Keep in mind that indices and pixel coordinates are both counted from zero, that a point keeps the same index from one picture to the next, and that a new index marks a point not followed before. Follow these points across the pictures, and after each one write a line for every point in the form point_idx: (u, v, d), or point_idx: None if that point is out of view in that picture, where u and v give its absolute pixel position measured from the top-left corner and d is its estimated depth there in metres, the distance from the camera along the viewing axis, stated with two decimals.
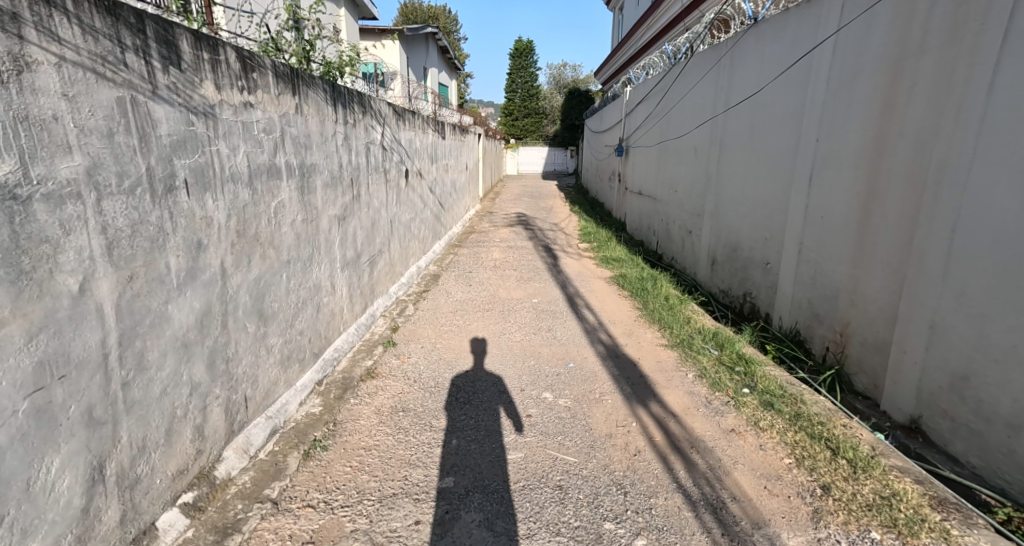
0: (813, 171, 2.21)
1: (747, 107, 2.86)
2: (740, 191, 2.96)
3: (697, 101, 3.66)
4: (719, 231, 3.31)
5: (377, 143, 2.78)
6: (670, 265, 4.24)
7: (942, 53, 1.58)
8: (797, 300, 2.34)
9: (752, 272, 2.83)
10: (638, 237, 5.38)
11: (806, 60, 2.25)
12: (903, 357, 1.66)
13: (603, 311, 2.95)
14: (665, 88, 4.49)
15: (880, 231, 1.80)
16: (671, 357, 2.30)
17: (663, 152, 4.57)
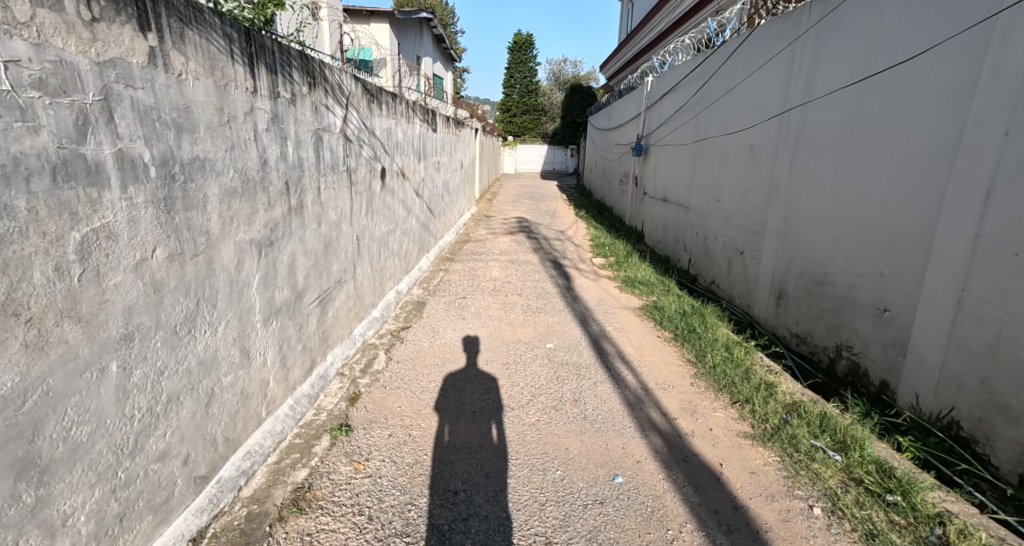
0: (1001, 187, 1.57)
1: (852, 93, 2.18)
2: (831, 204, 2.29)
3: (757, 88, 2.96)
4: (787, 257, 2.60)
5: (337, 131, 1.99)
6: (709, 290, 3.55)
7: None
8: (954, 373, 1.71)
9: (852, 317, 2.16)
10: (663, 252, 4.63)
11: (993, 25, 1.60)
12: None
13: (645, 368, 2.34)
14: (703, 74, 3.77)
15: None
16: (770, 464, 1.72)
17: (697, 153, 3.87)
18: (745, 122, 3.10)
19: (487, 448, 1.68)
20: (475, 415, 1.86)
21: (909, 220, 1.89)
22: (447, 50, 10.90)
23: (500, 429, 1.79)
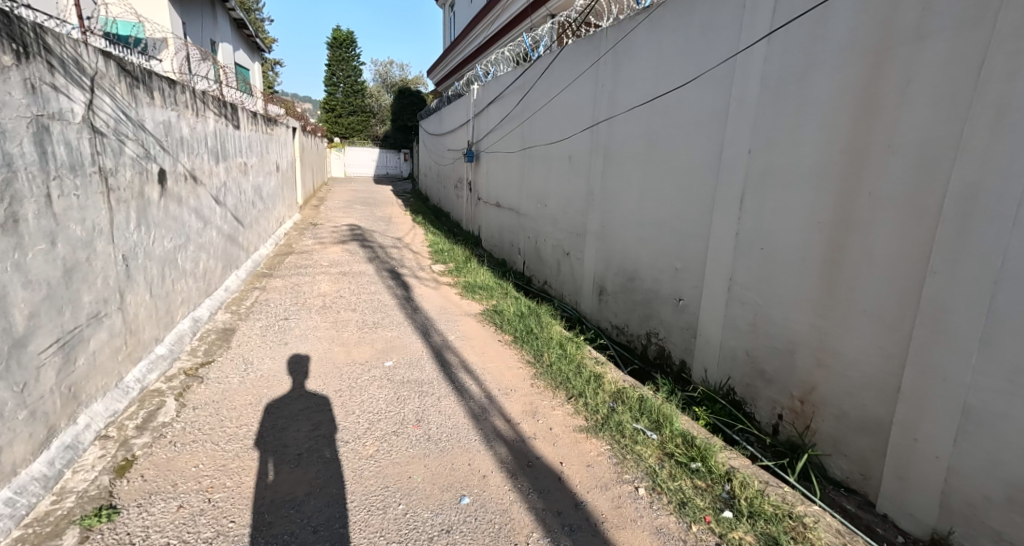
0: (756, 193, 2.34)
1: (647, 115, 3.04)
2: (641, 203, 3.13)
3: (571, 100, 3.78)
4: (607, 258, 3.48)
5: (72, 121, 1.67)
6: (543, 288, 4.28)
7: (944, 80, 1.71)
8: (731, 348, 2.52)
9: (659, 308, 3.01)
10: (500, 256, 5.15)
11: (736, 63, 2.41)
12: (916, 447, 1.78)
13: (491, 376, 2.60)
14: (524, 86, 4.49)
15: (862, 267, 1.94)
16: (601, 451, 2.10)
17: (517, 167, 4.79)
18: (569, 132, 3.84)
19: (315, 497, 1.66)
20: (300, 459, 1.82)
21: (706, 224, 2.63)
22: (251, 37, 9.89)
23: (338, 470, 1.79)
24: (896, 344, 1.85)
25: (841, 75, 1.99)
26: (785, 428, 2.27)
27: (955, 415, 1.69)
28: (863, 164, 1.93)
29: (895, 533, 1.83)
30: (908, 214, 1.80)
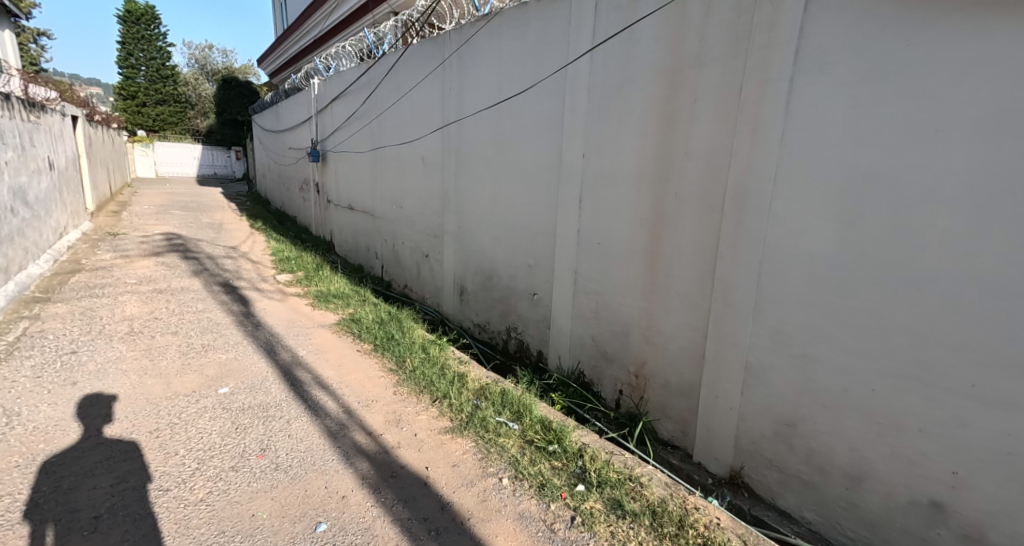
0: (593, 189, 4.17)
1: (497, 115, 4.84)
2: (493, 192, 4.96)
3: (421, 97, 5.61)
4: (467, 259, 5.32)
5: None
6: (403, 290, 6.33)
7: (713, 105, 3.48)
8: (579, 335, 4.41)
9: (519, 304, 4.87)
10: (357, 261, 7.25)
11: (568, 71, 4.27)
12: (722, 406, 3.61)
13: (356, 396, 4.14)
14: (374, 77, 6.27)
15: (675, 260, 3.77)
16: (464, 447, 3.69)
17: (393, 162, 6.14)
18: (420, 133, 5.69)
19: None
20: (99, 519, 2.66)
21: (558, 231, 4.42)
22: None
23: (169, 516, 2.74)
24: (698, 314, 3.69)
25: (649, 97, 3.82)
26: (626, 402, 4.19)
27: (738, 369, 3.50)
28: (671, 166, 3.73)
29: (707, 476, 3.72)
30: (701, 198, 3.60)
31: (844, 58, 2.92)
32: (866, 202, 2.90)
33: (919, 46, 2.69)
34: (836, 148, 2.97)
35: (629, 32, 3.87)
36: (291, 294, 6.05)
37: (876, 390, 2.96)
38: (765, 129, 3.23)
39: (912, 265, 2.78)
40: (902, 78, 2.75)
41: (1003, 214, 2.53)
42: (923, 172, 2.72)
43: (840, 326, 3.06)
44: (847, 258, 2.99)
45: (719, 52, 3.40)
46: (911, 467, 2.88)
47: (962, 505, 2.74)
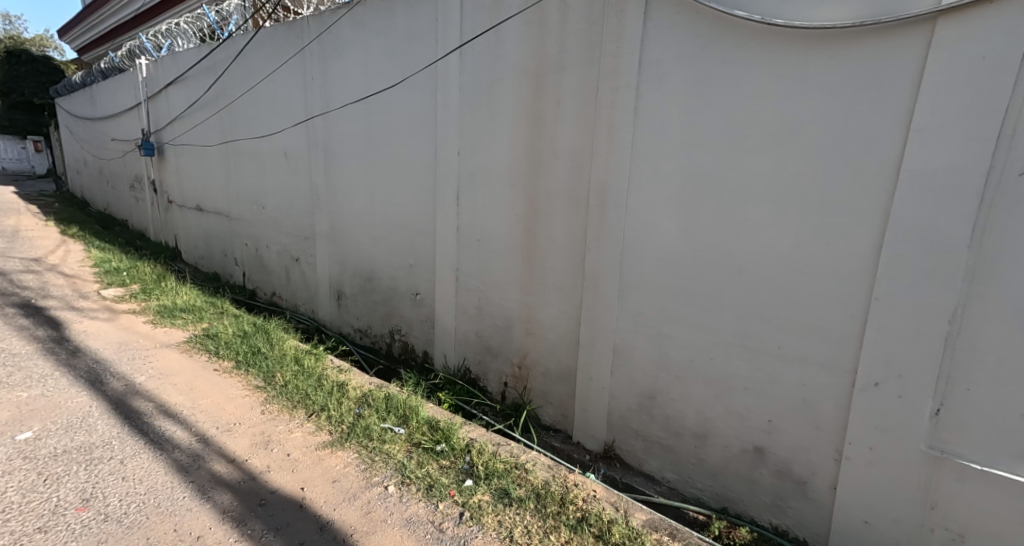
0: (469, 187, 4.27)
1: (366, 110, 4.79)
2: (366, 188, 4.92)
3: (281, 86, 5.40)
4: (343, 260, 5.26)
5: None
6: (276, 303, 6.09)
7: (575, 108, 3.78)
8: (463, 331, 4.53)
9: (400, 304, 4.91)
10: (215, 271, 6.82)
11: (437, 67, 4.32)
12: (597, 386, 3.92)
13: (218, 421, 3.85)
14: (226, 63, 5.90)
15: (548, 254, 4.00)
16: (346, 459, 3.60)
17: (252, 159, 5.90)
18: (279, 128, 5.52)
19: None
20: None
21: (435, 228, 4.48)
22: None
23: None
24: (571, 303, 3.96)
25: (517, 96, 4.02)
26: (512, 393, 4.41)
27: (608, 351, 3.84)
28: (541, 164, 3.96)
29: (585, 454, 4.03)
30: (569, 195, 3.87)
31: (677, 70, 3.34)
32: (700, 198, 3.34)
33: (731, 64, 3.15)
34: (676, 149, 3.39)
35: (494, 32, 4.04)
36: (122, 313, 5.30)
37: (714, 358, 3.43)
38: (619, 132, 3.59)
39: (736, 250, 3.25)
40: (723, 90, 3.19)
41: (794, 204, 3.03)
42: (739, 170, 3.19)
43: (687, 306, 3.48)
44: (689, 246, 3.42)
45: (578, 59, 3.70)
46: (740, 420, 3.37)
47: (776, 447, 3.26)
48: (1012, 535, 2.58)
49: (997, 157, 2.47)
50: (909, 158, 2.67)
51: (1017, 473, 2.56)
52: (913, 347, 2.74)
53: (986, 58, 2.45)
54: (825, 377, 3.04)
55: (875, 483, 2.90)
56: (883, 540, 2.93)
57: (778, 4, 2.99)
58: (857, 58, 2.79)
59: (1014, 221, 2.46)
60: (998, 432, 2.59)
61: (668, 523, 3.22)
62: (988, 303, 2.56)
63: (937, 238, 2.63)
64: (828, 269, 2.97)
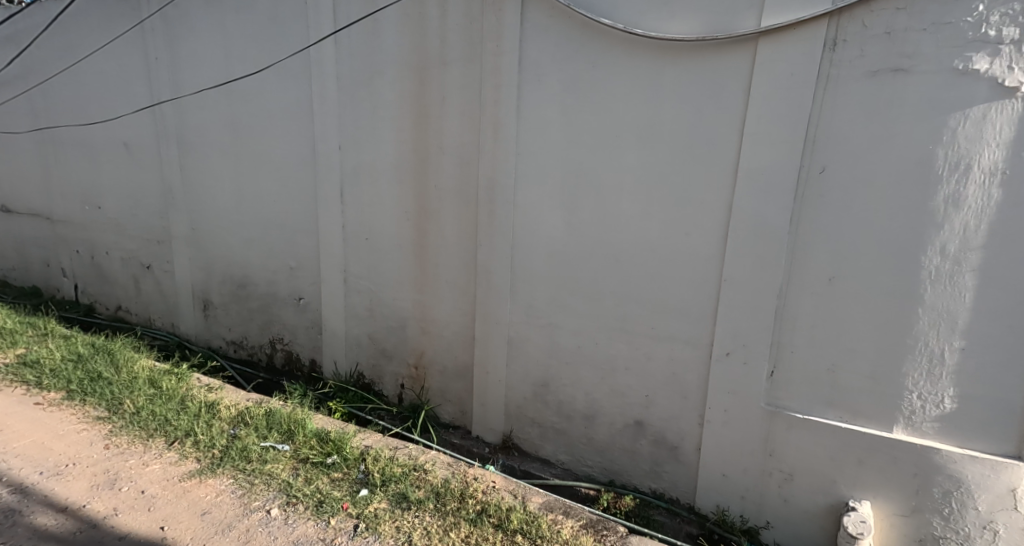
0: (353, 185, 4.30)
1: (225, 97, 4.71)
2: (235, 183, 4.85)
3: (128, 70, 5.13)
4: (212, 264, 5.16)
5: None
6: (133, 324, 5.74)
7: (459, 105, 3.81)
8: (355, 335, 4.55)
9: (283, 312, 4.87)
10: (55, 292, 6.27)
11: (313, 54, 4.24)
12: (492, 378, 4.04)
13: (48, 466, 3.41)
14: (54, 43, 5.52)
15: (439, 250, 4.08)
16: (218, 487, 3.31)
17: (87, 151, 5.60)
18: (124, 114, 5.28)
19: None
20: None
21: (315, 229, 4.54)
22: None
23: None
24: (463, 299, 4.06)
25: (398, 91, 4.01)
26: (408, 394, 4.44)
27: (503, 344, 3.95)
28: (428, 160, 4.00)
29: (485, 446, 4.14)
30: (457, 192, 3.93)
31: (553, 71, 3.46)
32: (579, 193, 3.52)
33: (600, 67, 3.32)
34: (555, 147, 3.53)
35: (372, 22, 3.97)
36: None
37: (598, 342, 3.65)
38: (503, 129, 3.67)
39: (612, 241, 3.48)
40: (594, 92, 3.36)
41: (659, 199, 3.28)
42: (611, 167, 3.39)
43: (572, 296, 3.68)
44: (570, 239, 3.60)
45: (459, 55, 3.73)
46: (622, 398, 3.64)
47: (652, 419, 3.56)
48: (826, 470, 3.04)
49: (806, 153, 2.85)
50: (743, 158, 2.99)
51: (828, 418, 3.02)
52: (752, 322, 3.11)
53: (795, 74, 2.80)
54: (689, 352, 3.36)
55: (730, 439, 3.28)
56: (737, 489, 3.33)
57: (638, 13, 3.16)
58: (705, 70, 3.05)
59: (819, 207, 2.87)
60: (813, 386, 3.03)
61: (562, 502, 3.37)
62: (802, 278, 2.97)
63: (764, 226, 2.99)
64: (688, 257, 3.26)
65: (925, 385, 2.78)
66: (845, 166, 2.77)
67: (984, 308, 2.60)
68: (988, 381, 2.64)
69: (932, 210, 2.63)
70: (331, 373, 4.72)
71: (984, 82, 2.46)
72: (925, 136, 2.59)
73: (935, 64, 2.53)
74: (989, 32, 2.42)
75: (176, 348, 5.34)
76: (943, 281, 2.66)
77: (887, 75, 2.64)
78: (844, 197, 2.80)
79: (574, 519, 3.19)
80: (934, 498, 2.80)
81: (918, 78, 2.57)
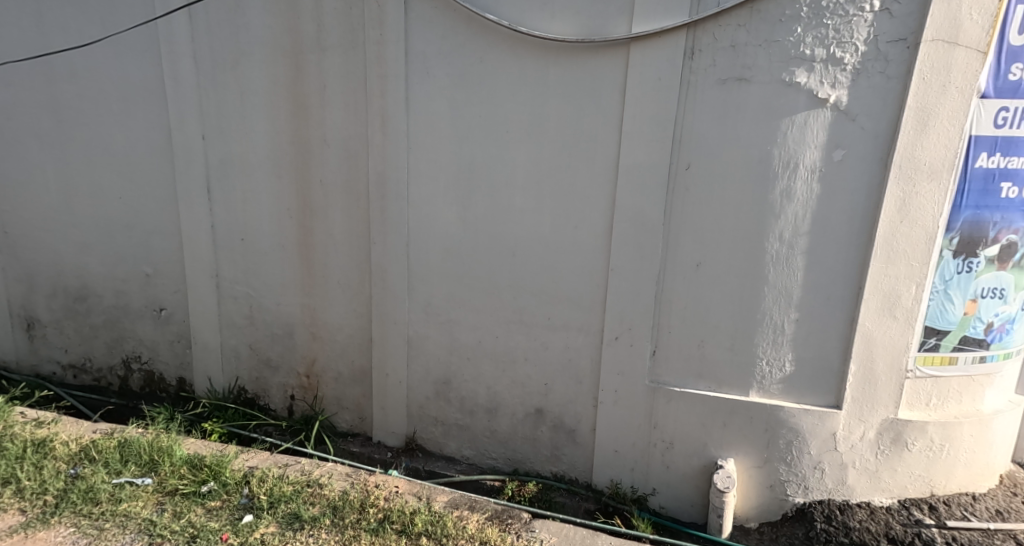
0: (221, 179, 3.88)
1: (44, 71, 4.05)
2: (58, 174, 4.21)
3: None
4: (34, 271, 4.46)
5: None
6: None
7: (341, 93, 3.55)
8: (233, 346, 4.17)
9: (138, 326, 4.34)
10: None
11: (158, 27, 3.73)
12: (391, 380, 3.89)
13: None
14: None
15: (327, 249, 3.82)
16: (54, 539, 2.74)
17: None
18: None
19: None
20: None
21: (175, 229, 4.06)
22: None
23: None
24: (354, 300, 3.85)
25: (268, 75, 3.64)
26: (300, 405, 4.15)
27: (401, 344, 3.81)
28: (309, 152, 3.69)
29: (387, 451, 3.99)
30: (343, 186, 3.69)
31: (440, 64, 3.34)
32: (473, 188, 3.46)
33: (488, 63, 3.26)
34: (446, 141, 3.43)
35: None
36: None
37: (497, 335, 3.65)
38: (392, 121, 3.48)
39: (507, 236, 3.47)
40: (482, 86, 3.30)
41: (549, 193, 3.33)
42: (501, 161, 3.37)
43: (469, 292, 3.63)
44: (467, 235, 3.54)
45: (338, 41, 3.46)
46: (522, 388, 3.69)
47: (551, 405, 3.67)
48: (699, 435, 3.35)
49: (674, 153, 3.05)
50: (622, 156, 3.12)
51: (700, 389, 3.31)
52: (635, 307, 3.30)
53: (662, 78, 2.97)
54: (582, 339, 3.49)
55: (620, 417, 3.48)
56: (627, 463, 3.54)
57: (519, 12, 3.14)
58: (585, 72, 3.13)
59: (687, 201, 3.10)
60: (685, 362, 3.32)
61: (466, 498, 3.32)
62: (674, 265, 3.20)
63: (643, 218, 3.16)
64: (577, 249, 3.37)
65: (771, 351, 3.16)
66: (707, 164, 3.02)
67: (811, 285, 3.03)
68: (817, 345, 3.11)
69: (771, 202, 2.97)
70: (205, 391, 4.26)
71: (804, 95, 2.81)
72: (763, 137, 2.90)
73: (769, 76, 2.83)
74: (806, 51, 2.76)
75: None
76: (781, 262, 3.03)
77: (733, 83, 2.89)
78: (705, 191, 3.06)
79: (480, 513, 3.17)
80: (781, 448, 3.23)
81: (757, 87, 2.86)
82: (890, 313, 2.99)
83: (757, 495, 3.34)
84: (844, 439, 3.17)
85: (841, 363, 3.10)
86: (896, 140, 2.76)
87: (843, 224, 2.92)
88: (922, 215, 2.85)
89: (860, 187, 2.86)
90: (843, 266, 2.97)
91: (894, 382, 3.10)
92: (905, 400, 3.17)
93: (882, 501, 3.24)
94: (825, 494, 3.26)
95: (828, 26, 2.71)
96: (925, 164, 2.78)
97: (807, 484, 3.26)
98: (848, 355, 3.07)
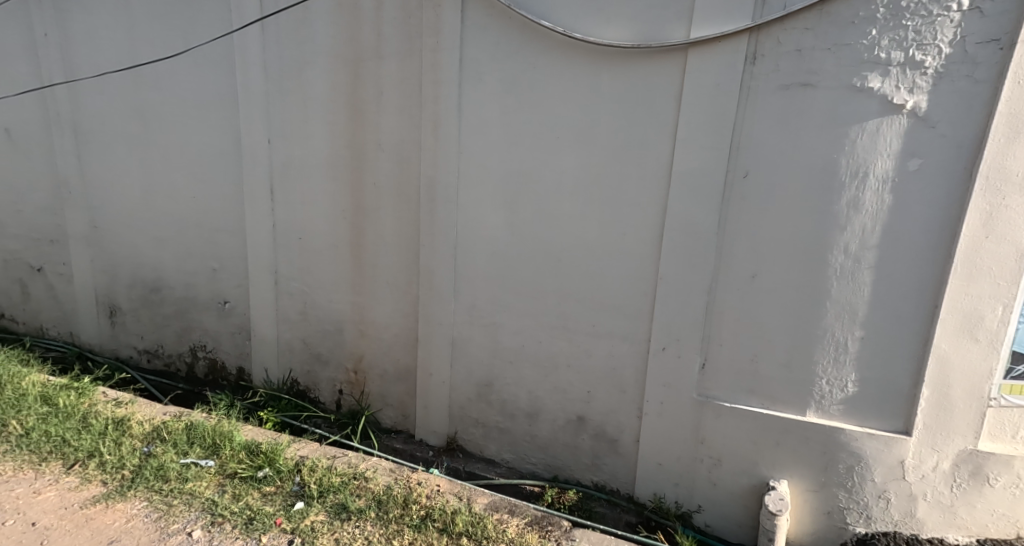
0: (284, 182, 4.12)
1: (133, 81, 4.45)
2: (140, 175, 4.61)
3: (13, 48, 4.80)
4: (117, 263, 4.88)
5: None
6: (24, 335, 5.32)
7: (396, 100, 3.69)
8: (287, 339, 4.39)
9: (204, 316, 4.66)
10: None
11: (235, 40, 4.02)
12: (437, 380, 3.98)
13: None
14: None
15: (379, 250, 3.96)
16: (129, 511, 2.99)
17: None
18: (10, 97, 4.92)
19: None
20: None
21: (240, 228, 4.35)
22: None
23: None
24: (403, 300, 3.98)
25: (330, 84, 3.83)
26: (348, 400, 4.31)
27: (447, 345, 3.89)
28: (364, 156, 3.86)
29: (429, 449, 4.08)
30: (395, 190, 3.83)
31: (492, 70, 3.41)
32: (524, 194, 3.50)
33: (540, 69, 3.30)
34: (496, 146, 3.49)
35: (302, 9, 3.78)
36: None
37: (540, 340, 3.66)
38: (443, 126, 3.58)
39: (553, 241, 3.48)
40: (535, 93, 3.34)
41: (595, 199, 3.32)
42: (550, 167, 3.39)
43: (515, 296, 3.66)
44: (514, 239, 3.58)
45: (396, 49, 3.61)
46: (564, 395, 3.68)
47: (592, 413, 3.63)
48: (748, 454, 3.22)
49: (731, 160, 2.97)
50: (675, 162, 3.07)
51: (751, 405, 3.18)
52: (683, 317, 3.22)
53: (720, 83, 2.90)
54: (626, 347, 3.45)
55: (664, 430, 3.40)
56: (670, 477, 3.46)
57: (574, 19, 3.17)
58: (636, 78, 3.11)
59: (741, 210, 3.00)
60: (737, 377, 3.20)
61: (507, 501, 3.35)
62: (728, 276, 3.11)
63: (693, 226, 3.09)
64: (621, 256, 3.33)
65: (832, 370, 3.00)
66: (763, 172, 2.92)
67: (875, 301, 2.86)
68: (882, 366, 2.92)
69: (837, 213, 2.83)
70: (262, 381, 4.52)
71: (877, 100, 2.66)
72: (829, 144, 2.77)
73: (837, 81, 2.71)
74: (881, 54, 2.62)
75: (75, 359, 4.99)
76: (846, 277, 2.88)
77: (797, 89, 2.78)
78: (762, 200, 2.95)
79: (520, 517, 3.18)
80: (839, 473, 3.05)
81: (824, 92, 2.74)
82: (969, 335, 2.76)
83: (812, 521, 3.17)
84: (913, 469, 2.95)
85: (912, 387, 2.90)
86: (981, 148, 2.56)
87: (915, 238, 2.73)
88: (1012, 231, 2.62)
89: (932, 197, 2.67)
90: (913, 282, 2.78)
91: (973, 411, 2.85)
92: (986, 431, 2.91)
93: (957, 539, 3.00)
94: (890, 526, 3.05)
95: (907, 27, 2.56)
96: (1018, 174, 2.55)
97: (870, 513, 3.06)
98: (921, 379, 2.86)
